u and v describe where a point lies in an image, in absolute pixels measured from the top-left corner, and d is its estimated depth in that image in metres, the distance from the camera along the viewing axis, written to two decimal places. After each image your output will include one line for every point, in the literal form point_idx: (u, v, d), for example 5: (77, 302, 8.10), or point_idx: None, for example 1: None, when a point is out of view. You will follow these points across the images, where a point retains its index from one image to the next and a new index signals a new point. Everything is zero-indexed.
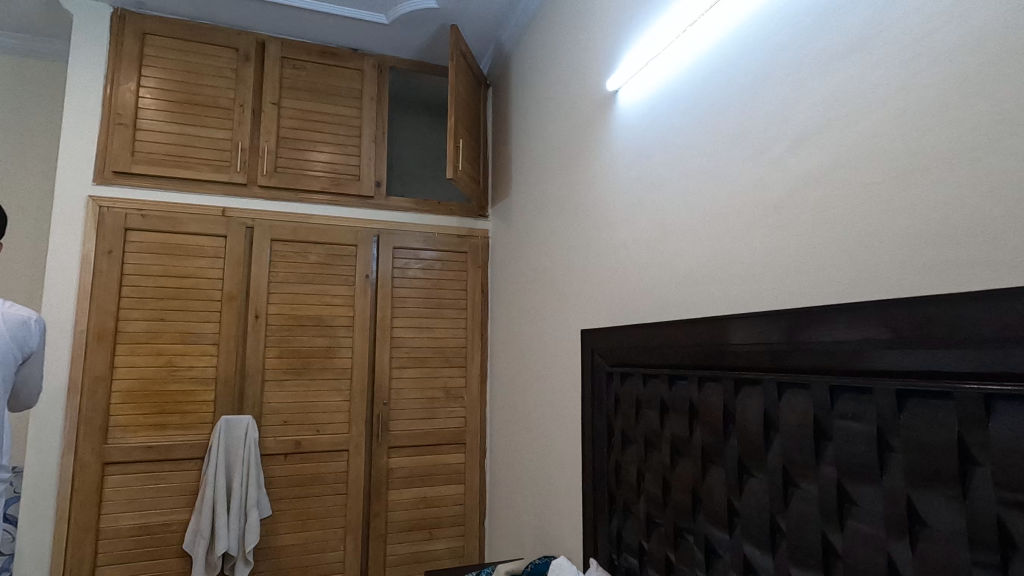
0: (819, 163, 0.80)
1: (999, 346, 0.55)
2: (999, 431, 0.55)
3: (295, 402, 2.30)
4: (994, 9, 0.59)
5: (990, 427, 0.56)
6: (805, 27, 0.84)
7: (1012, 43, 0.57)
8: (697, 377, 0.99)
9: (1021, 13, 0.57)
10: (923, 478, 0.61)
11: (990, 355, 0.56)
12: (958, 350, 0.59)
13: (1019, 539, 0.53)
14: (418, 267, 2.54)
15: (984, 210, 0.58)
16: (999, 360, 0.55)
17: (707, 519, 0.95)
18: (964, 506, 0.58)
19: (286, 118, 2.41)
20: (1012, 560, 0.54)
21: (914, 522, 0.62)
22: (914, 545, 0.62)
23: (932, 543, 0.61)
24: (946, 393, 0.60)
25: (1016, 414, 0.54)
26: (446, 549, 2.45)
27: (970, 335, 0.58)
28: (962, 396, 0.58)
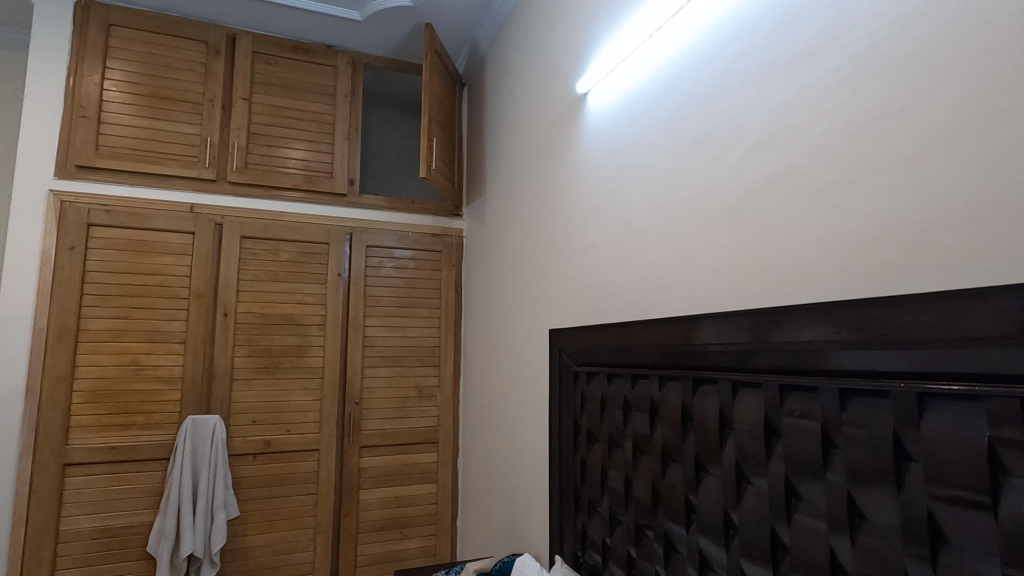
0: (774, 168, 0.83)
1: (931, 347, 0.59)
2: (929, 428, 0.58)
3: (264, 402, 2.27)
4: (936, 22, 0.62)
5: (922, 424, 0.59)
6: (763, 34, 0.87)
7: (947, 57, 0.61)
8: (659, 376, 1.02)
9: (954, 29, 0.60)
10: (862, 475, 0.64)
11: (925, 355, 0.59)
12: (896, 350, 0.62)
13: (948, 532, 0.57)
14: (392, 266, 2.54)
15: (921, 215, 0.62)
16: (932, 360, 0.59)
17: (666, 514, 0.98)
18: (898, 500, 0.61)
19: (257, 114, 2.38)
20: (941, 552, 0.57)
21: (855, 516, 0.65)
22: (855, 538, 0.65)
23: (871, 535, 0.64)
24: (883, 391, 0.63)
25: (945, 411, 0.57)
26: (418, 548, 2.45)
27: (904, 336, 0.61)
28: (897, 394, 0.61)
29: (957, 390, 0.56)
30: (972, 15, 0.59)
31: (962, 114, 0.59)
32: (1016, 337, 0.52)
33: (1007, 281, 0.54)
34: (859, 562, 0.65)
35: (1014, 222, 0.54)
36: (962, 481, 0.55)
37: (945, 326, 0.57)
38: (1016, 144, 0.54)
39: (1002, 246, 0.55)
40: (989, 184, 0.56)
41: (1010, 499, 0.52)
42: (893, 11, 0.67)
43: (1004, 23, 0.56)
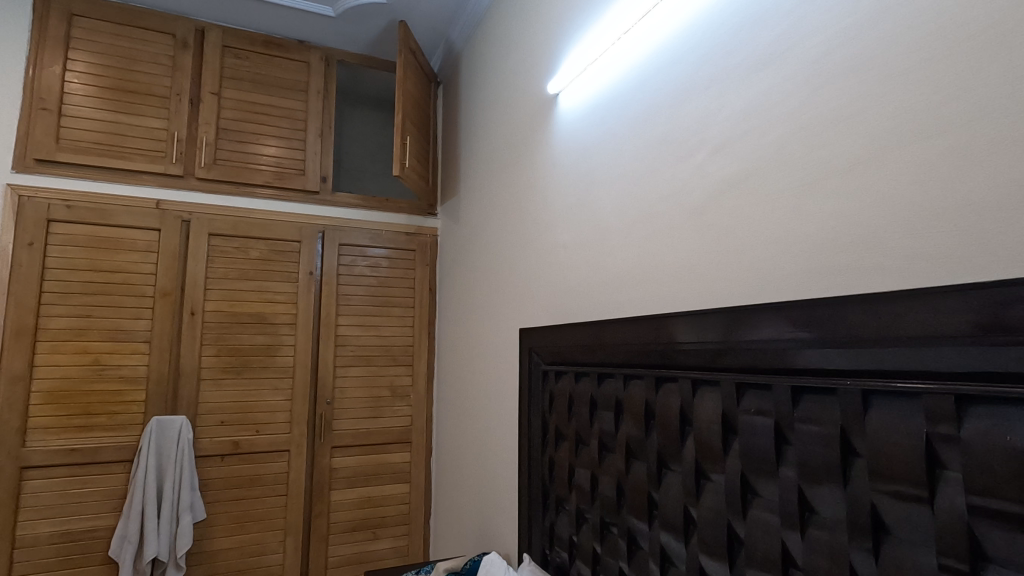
0: (734, 170, 0.85)
1: (875, 346, 0.61)
2: (873, 424, 0.61)
3: (233, 402, 2.24)
4: (885, 31, 0.65)
5: (867, 420, 0.62)
6: (724, 40, 0.89)
7: (895, 66, 0.63)
8: (624, 375, 1.05)
9: (900, 39, 0.63)
10: (812, 470, 0.67)
11: (868, 354, 0.62)
12: (843, 349, 0.65)
13: (890, 524, 0.59)
14: (365, 264, 2.52)
15: (871, 219, 0.64)
16: (874, 358, 0.61)
17: (629, 511, 1.00)
18: (845, 494, 0.64)
19: (227, 109, 2.34)
20: (883, 544, 0.60)
21: (806, 510, 0.68)
22: (805, 531, 0.68)
23: (819, 528, 0.66)
24: (833, 389, 0.66)
25: (887, 406, 0.60)
26: (390, 548, 2.44)
27: (851, 335, 0.64)
28: (844, 391, 0.64)
29: (898, 387, 0.59)
30: (918, 26, 0.61)
31: (909, 120, 0.61)
32: (953, 337, 0.54)
33: (948, 282, 0.57)
34: (808, 555, 0.67)
35: (956, 225, 0.56)
36: (902, 476, 0.58)
37: (888, 326, 0.60)
38: (958, 151, 0.57)
39: (943, 249, 0.57)
40: (932, 189, 0.59)
41: (946, 492, 0.55)
42: (846, 19, 0.69)
43: (947, 34, 0.58)
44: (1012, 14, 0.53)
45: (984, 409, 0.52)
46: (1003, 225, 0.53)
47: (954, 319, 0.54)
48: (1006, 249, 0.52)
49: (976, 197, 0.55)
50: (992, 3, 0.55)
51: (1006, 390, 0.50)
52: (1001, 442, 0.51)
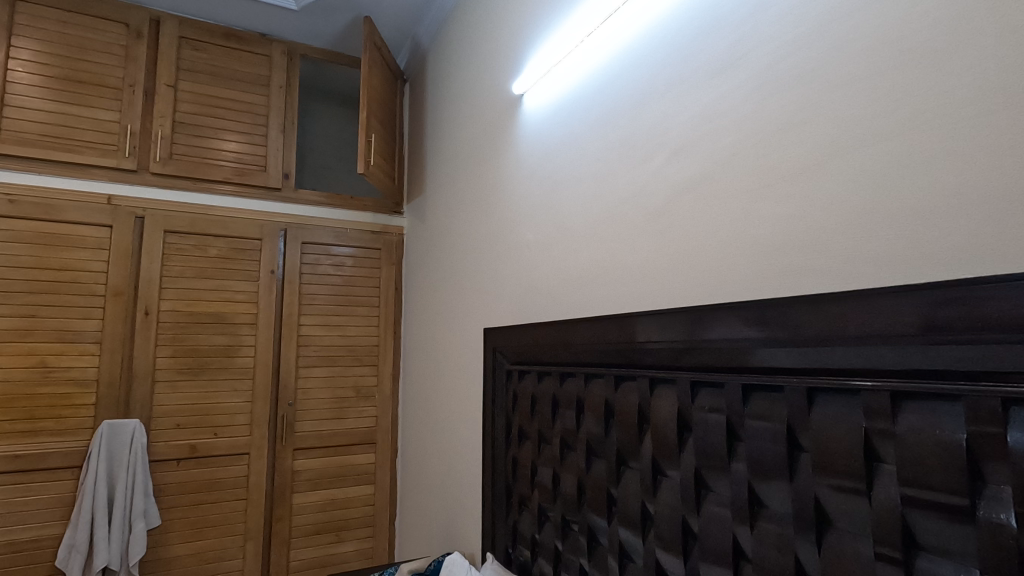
0: (691, 173, 0.87)
1: (819, 345, 0.63)
2: (817, 420, 0.63)
3: (190, 404, 2.17)
4: (832, 42, 0.67)
5: (812, 416, 0.64)
6: (682, 46, 0.91)
7: (842, 76, 0.65)
8: (585, 374, 1.06)
9: (846, 50, 0.65)
10: (759, 465, 0.69)
11: (813, 352, 0.64)
12: (789, 347, 0.67)
13: (832, 516, 0.62)
14: (329, 263, 2.47)
15: (819, 222, 0.66)
16: (817, 357, 0.63)
17: (590, 508, 1.01)
18: (791, 488, 0.65)
19: (183, 103, 2.26)
20: (826, 534, 0.62)
21: (755, 504, 0.70)
22: (755, 524, 0.70)
23: (767, 521, 0.68)
24: (780, 386, 0.68)
25: (831, 403, 0.62)
26: (354, 551, 2.40)
27: (797, 334, 0.66)
28: (791, 389, 0.66)
29: (839, 384, 0.61)
30: (862, 38, 0.63)
31: (855, 128, 0.64)
32: (890, 337, 0.57)
33: (887, 284, 0.59)
34: (757, 548, 0.69)
35: (896, 229, 0.58)
36: (842, 469, 0.60)
37: (831, 326, 0.62)
38: (900, 159, 0.59)
39: (884, 253, 0.59)
40: (875, 194, 0.61)
41: (882, 484, 0.57)
42: (795, 29, 0.72)
43: (887, 47, 0.61)
44: (951, 29, 0.55)
45: (917, 404, 0.55)
46: (938, 231, 0.55)
47: (892, 319, 0.56)
48: (943, 253, 0.54)
49: (915, 203, 0.57)
50: (932, 18, 0.57)
51: (938, 387, 0.53)
52: (931, 436, 0.53)
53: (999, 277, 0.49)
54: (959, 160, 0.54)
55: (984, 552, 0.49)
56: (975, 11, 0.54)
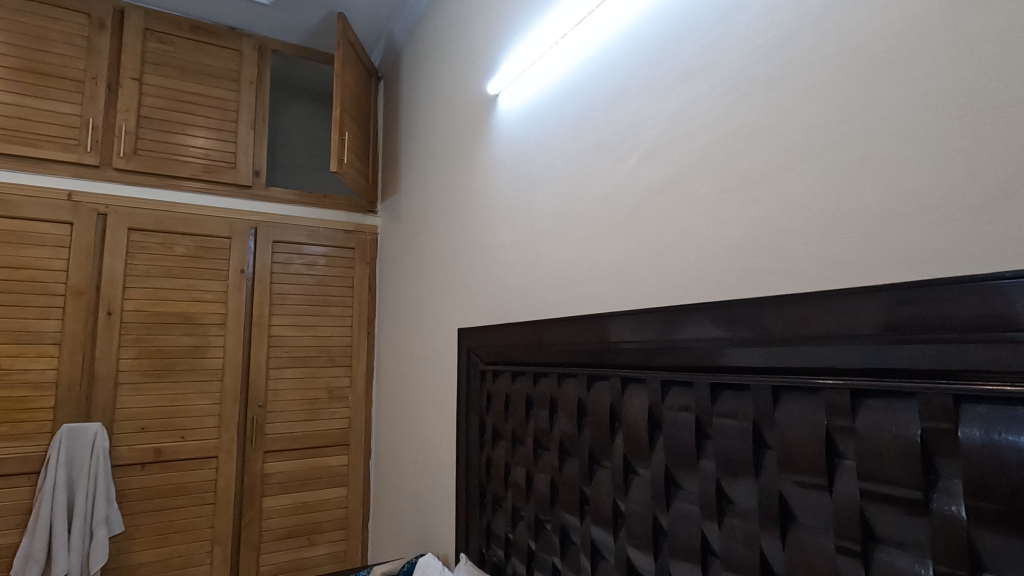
0: (662, 175, 0.87)
1: (784, 344, 0.64)
2: (781, 417, 0.64)
3: (155, 407, 2.11)
4: (797, 47, 0.68)
5: (776, 414, 0.64)
6: (653, 49, 0.91)
7: (807, 80, 0.66)
8: (558, 374, 1.06)
9: (811, 55, 0.66)
10: (726, 463, 0.69)
11: (777, 351, 0.65)
12: (755, 346, 0.67)
13: (796, 511, 0.62)
14: (301, 262, 2.43)
15: (785, 224, 0.67)
16: (782, 356, 0.64)
17: (562, 507, 1.01)
18: (757, 484, 0.66)
19: (149, 97, 2.20)
20: (790, 529, 0.63)
21: (722, 500, 0.70)
22: (722, 521, 0.70)
23: (734, 517, 0.69)
24: (747, 385, 0.68)
25: (794, 400, 0.63)
26: (326, 555, 2.37)
27: (763, 333, 0.66)
28: (756, 387, 0.67)
29: (802, 381, 0.61)
30: (827, 43, 0.64)
31: (820, 132, 0.64)
32: (852, 337, 0.57)
33: (849, 284, 0.60)
34: (724, 544, 0.69)
35: (858, 231, 0.59)
36: (805, 465, 0.60)
37: (795, 326, 0.63)
38: (862, 162, 0.60)
39: (848, 255, 0.60)
40: (840, 198, 0.61)
41: (843, 479, 0.58)
42: (762, 34, 0.72)
43: (850, 53, 0.62)
44: (913, 36, 0.56)
45: (875, 401, 0.56)
46: (899, 234, 0.56)
47: (854, 319, 0.57)
48: (902, 255, 0.55)
49: (875, 205, 0.58)
50: (894, 26, 0.58)
51: (893, 385, 0.54)
52: (889, 432, 0.54)
53: (956, 279, 0.50)
54: (920, 165, 0.55)
55: (939, 544, 0.50)
56: (935, 19, 0.55)
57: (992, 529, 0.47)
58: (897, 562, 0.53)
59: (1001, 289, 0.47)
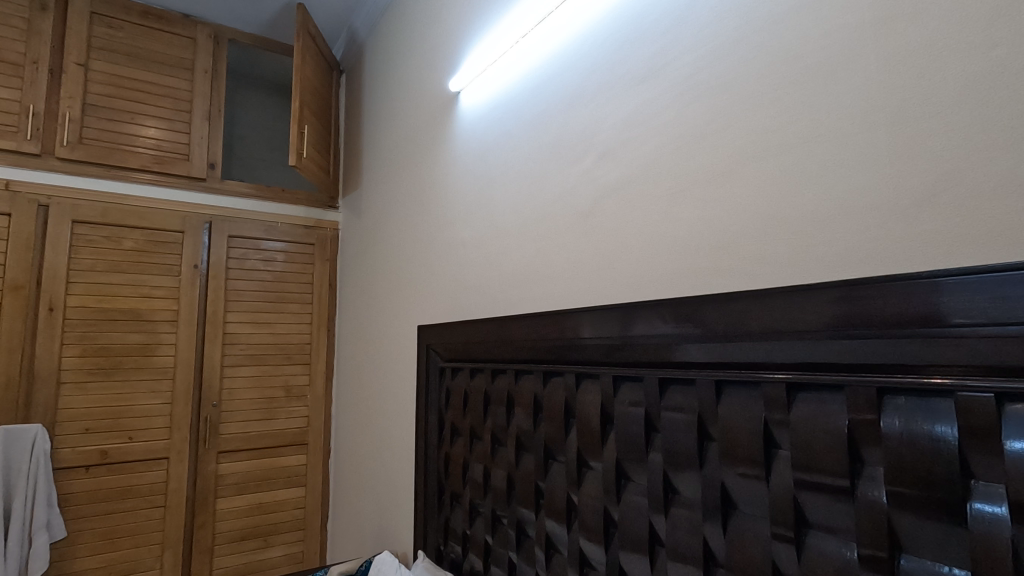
0: (616, 176, 0.88)
1: (726, 340, 0.66)
2: (724, 410, 0.66)
3: (101, 407, 2.03)
4: (741, 56, 0.70)
5: (719, 407, 0.66)
6: (610, 52, 0.92)
7: (751, 87, 0.68)
8: (515, 371, 1.07)
9: (754, 63, 0.68)
10: (672, 455, 0.71)
11: (720, 347, 0.67)
12: (700, 343, 0.69)
13: (736, 500, 0.64)
14: (259, 258, 2.38)
15: (730, 225, 0.69)
16: (724, 351, 0.66)
17: (518, 502, 1.02)
18: (700, 476, 0.68)
19: (96, 84, 2.11)
20: (730, 518, 0.65)
21: (669, 491, 0.72)
22: (668, 511, 0.72)
23: (680, 507, 0.71)
24: (692, 379, 0.70)
25: (735, 394, 0.65)
26: (283, 556, 2.32)
27: (708, 330, 0.68)
28: (700, 382, 0.69)
29: (741, 375, 0.64)
30: (769, 53, 0.67)
31: (762, 139, 0.67)
32: (791, 333, 0.60)
33: (787, 283, 0.62)
34: (670, 533, 0.71)
35: (797, 233, 0.62)
36: (745, 456, 0.63)
37: (739, 323, 0.65)
38: (800, 168, 0.62)
39: (787, 256, 0.62)
40: (781, 201, 0.64)
41: (778, 469, 0.60)
42: (710, 42, 0.74)
43: (790, 63, 0.64)
44: (846, 50, 0.59)
45: (808, 394, 0.58)
46: (834, 235, 0.58)
47: (792, 316, 0.59)
48: (837, 256, 0.58)
49: (813, 209, 0.60)
50: (830, 40, 0.61)
51: (823, 378, 0.56)
52: (821, 424, 0.56)
53: (883, 277, 0.52)
54: (853, 170, 0.57)
55: (863, 527, 0.53)
56: (866, 34, 0.58)
57: (911, 513, 0.50)
58: (826, 547, 0.56)
59: (924, 287, 0.50)
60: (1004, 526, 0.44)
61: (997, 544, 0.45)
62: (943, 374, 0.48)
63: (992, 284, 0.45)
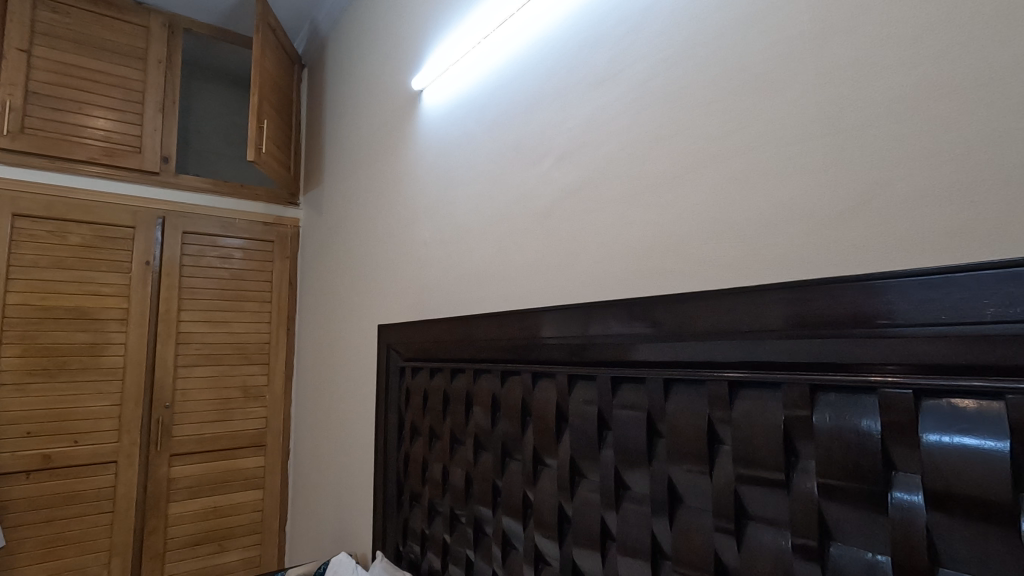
0: (574, 178, 0.90)
1: (676, 340, 0.68)
2: (672, 407, 0.67)
3: (44, 410, 1.94)
4: (692, 64, 0.72)
5: (667, 404, 0.68)
6: (567, 58, 0.94)
7: (701, 94, 0.70)
8: (473, 370, 1.07)
9: (704, 72, 0.70)
10: (623, 452, 0.73)
11: (670, 347, 0.69)
12: (652, 342, 0.71)
13: (682, 494, 0.66)
14: (215, 255, 2.31)
15: (682, 228, 0.71)
16: (674, 351, 0.68)
17: (476, 500, 1.02)
18: (649, 472, 0.70)
19: (40, 71, 2.02)
20: (677, 511, 0.67)
21: (620, 487, 0.74)
22: (619, 506, 0.73)
23: (631, 502, 0.72)
24: (642, 378, 0.72)
25: (682, 392, 0.67)
26: (239, 561, 2.26)
27: (660, 330, 0.70)
28: (650, 381, 0.70)
29: (688, 374, 0.66)
30: (718, 62, 0.69)
31: (711, 145, 0.68)
32: (735, 333, 0.62)
33: (734, 285, 0.64)
34: (620, 527, 0.72)
35: (743, 237, 0.64)
36: (690, 452, 0.64)
37: (688, 323, 0.67)
38: (745, 174, 0.64)
39: (734, 259, 0.64)
40: (728, 206, 0.66)
41: (721, 464, 0.62)
42: (664, 49, 0.76)
43: (736, 73, 0.66)
44: (787, 62, 0.62)
45: (749, 391, 0.60)
46: (777, 238, 0.61)
47: (737, 316, 0.61)
48: (780, 259, 0.60)
49: (758, 214, 0.63)
50: (774, 50, 0.63)
51: (762, 377, 0.59)
52: (760, 420, 0.58)
53: (819, 280, 0.55)
54: (794, 176, 0.60)
55: (797, 517, 0.55)
56: (807, 47, 0.60)
57: (840, 503, 0.52)
58: (764, 537, 0.58)
59: (854, 289, 0.52)
60: (921, 512, 0.47)
61: (915, 530, 0.48)
62: (872, 372, 0.51)
63: (915, 287, 0.48)
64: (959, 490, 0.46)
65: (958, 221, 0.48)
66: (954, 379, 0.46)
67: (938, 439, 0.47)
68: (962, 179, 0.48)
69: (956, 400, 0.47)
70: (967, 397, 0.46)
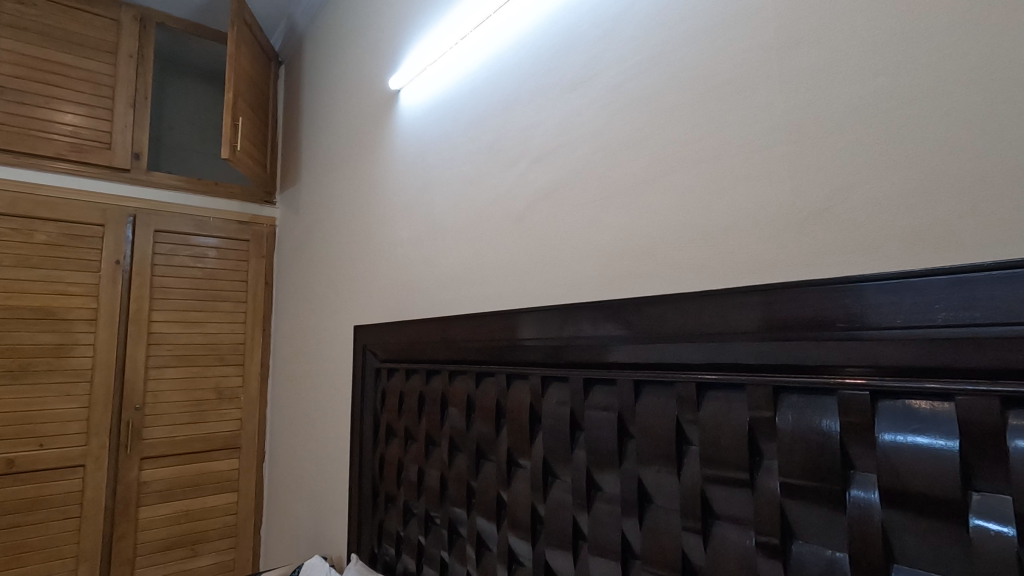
0: (549, 180, 0.90)
1: (647, 342, 0.68)
2: (642, 408, 0.68)
3: (8, 413, 1.89)
4: (664, 69, 0.73)
5: (637, 405, 0.69)
6: (543, 60, 0.94)
7: (672, 98, 0.71)
8: (448, 371, 1.06)
9: (676, 76, 0.71)
10: (594, 452, 0.73)
11: (641, 348, 0.69)
12: (625, 344, 0.71)
13: (652, 494, 0.67)
14: (187, 254, 2.27)
15: (654, 231, 0.71)
16: (644, 352, 0.69)
17: (451, 502, 1.02)
18: (620, 472, 0.70)
19: (4, 64, 1.96)
20: (646, 511, 0.67)
21: (591, 488, 0.74)
22: (591, 507, 0.74)
23: (602, 502, 0.73)
24: (614, 379, 0.73)
25: (652, 393, 0.67)
26: (212, 565, 2.22)
27: (632, 332, 0.70)
28: (621, 382, 0.71)
29: (657, 375, 0.66)
30: (689, 68, 0.69)
31: (682, 149, 0.69)
32: (703, 335, 0.62)
33: (704, 288, 0.65)
34: (592, 527, 0.73)
35: (712, 241, 0.64)
36: (659, 452, 0.65)
37: (657, 325, 0.67)
38: (715, 179, 0.65)
39: (704, 262, 0.65)
40: (699, 210, 0.66)
41: (689, 463, 0.63)
42: (637, 54, 0.77)
43: (707, 78, 0.67)
44: (756, 69, 0.62)
45: (716, 392, 0.61)
46: (744, 242, 0.61)
47: (705, 318, 0.62)
48: (748, 263, 0.61)
49: (728, 217, 0.63)
50: (743, 56, 0.64)
51: (728, 378, 0.59)
52: (726, 421, 0.59)
53: (782, 284, 0.56)
54: (761, 181, 0.61)
55: (761, 516, 0.56)
56: (774, 54, 0.61)
57: (803, 502, 0.53)
58: (730, 536, 0.59)
59: (815, 292, 0.53)
60: (877, 509, 0.49)
61: (873, 528, 0.49)
62: (832, 374, 0.52)
63: (872, 291, 0.49)
64: (911, 487, 0.47)
65: (916, 227, 0.49)
66: (908, 380, 0.47)
67: (892, 438, 0.48)
68: (920, 186, 0.49)
69: (909, 400, 0.48)
70: (921, 397, 0.47)
